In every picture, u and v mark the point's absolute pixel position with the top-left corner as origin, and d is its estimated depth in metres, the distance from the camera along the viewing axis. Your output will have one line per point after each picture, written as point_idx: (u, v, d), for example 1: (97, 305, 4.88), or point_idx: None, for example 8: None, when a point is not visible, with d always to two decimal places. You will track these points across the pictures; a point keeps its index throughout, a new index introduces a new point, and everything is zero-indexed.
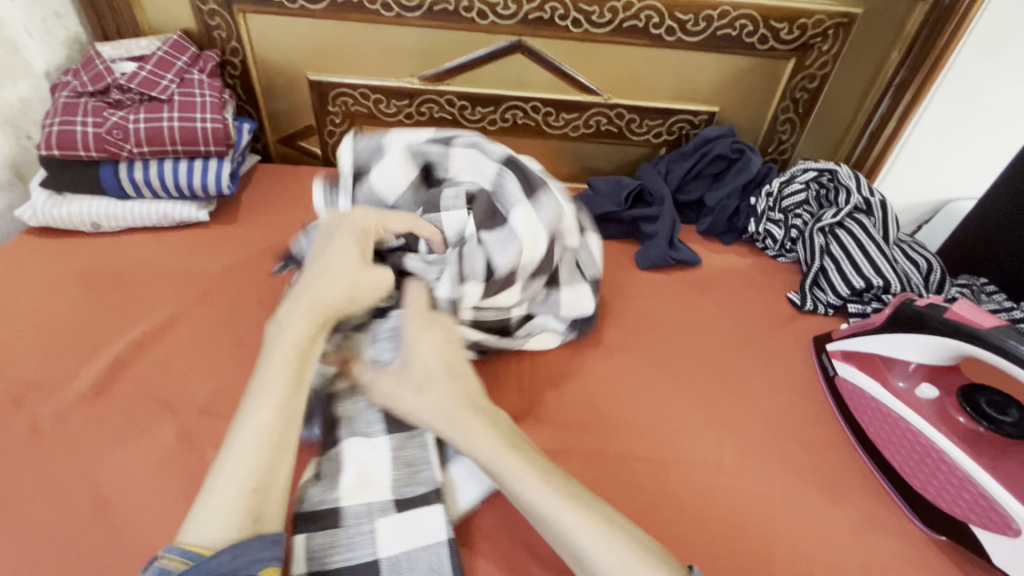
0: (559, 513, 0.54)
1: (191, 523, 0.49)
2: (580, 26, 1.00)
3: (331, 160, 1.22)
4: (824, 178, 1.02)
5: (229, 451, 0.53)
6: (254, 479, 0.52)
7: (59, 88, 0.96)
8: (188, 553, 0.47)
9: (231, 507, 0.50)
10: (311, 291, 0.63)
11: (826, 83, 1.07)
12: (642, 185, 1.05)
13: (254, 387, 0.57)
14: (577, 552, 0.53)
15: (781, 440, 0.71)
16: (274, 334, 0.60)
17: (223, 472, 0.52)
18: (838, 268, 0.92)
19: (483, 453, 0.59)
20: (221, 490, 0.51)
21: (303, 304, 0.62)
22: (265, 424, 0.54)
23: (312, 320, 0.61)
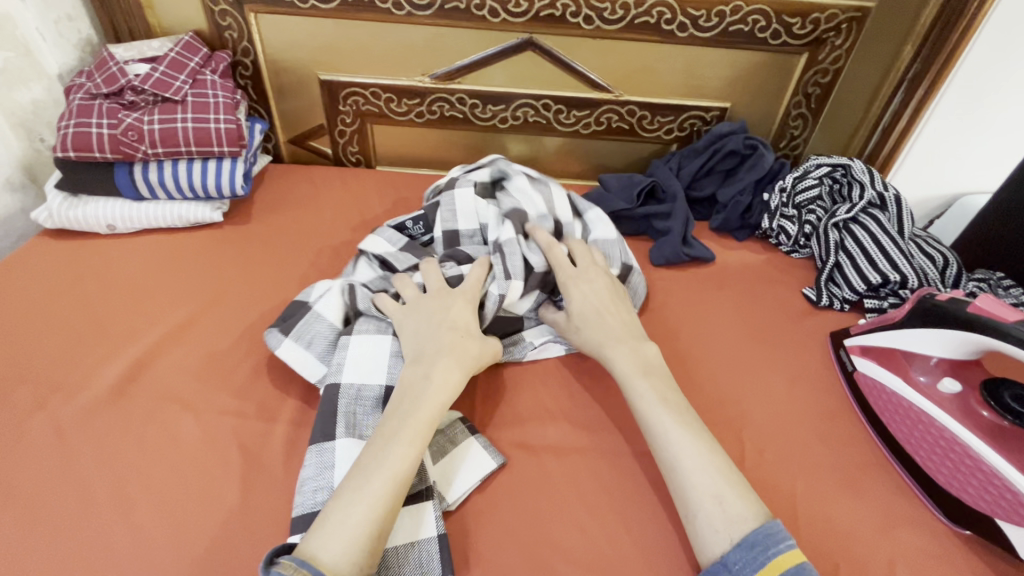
0: (684, 458, 0.58)
1: (318, 541, 0.50)
2: (591, 23, 1.00)
3: (342, 159, 1.22)
4: (837, 173, 1.02)
5: (367, 484, 0.54)
6: (378, 520, 0.52)
7: (73, 90, 0.96)
8: (316, 570, 0.47)
9: (355, 537, 0.50)
10: (445, 339, 0.67)
11: (838, 78, 1.06)
12: (654, 182, 1.05)
13: (396, 431, 0.58)
14: (688, 502, 0.55)
15: (801, 436, 0.71)
16: (419, 380, 0.63)
17: (356, 502, 0.53)
18: (853, 263, 0.92)
19: (622, 372, 0.67)
20: (347, 520, 0.51)
21: (448, 354, 0.65)
22: (403, 472, 0.55)
23: (455, 372, 0.64)
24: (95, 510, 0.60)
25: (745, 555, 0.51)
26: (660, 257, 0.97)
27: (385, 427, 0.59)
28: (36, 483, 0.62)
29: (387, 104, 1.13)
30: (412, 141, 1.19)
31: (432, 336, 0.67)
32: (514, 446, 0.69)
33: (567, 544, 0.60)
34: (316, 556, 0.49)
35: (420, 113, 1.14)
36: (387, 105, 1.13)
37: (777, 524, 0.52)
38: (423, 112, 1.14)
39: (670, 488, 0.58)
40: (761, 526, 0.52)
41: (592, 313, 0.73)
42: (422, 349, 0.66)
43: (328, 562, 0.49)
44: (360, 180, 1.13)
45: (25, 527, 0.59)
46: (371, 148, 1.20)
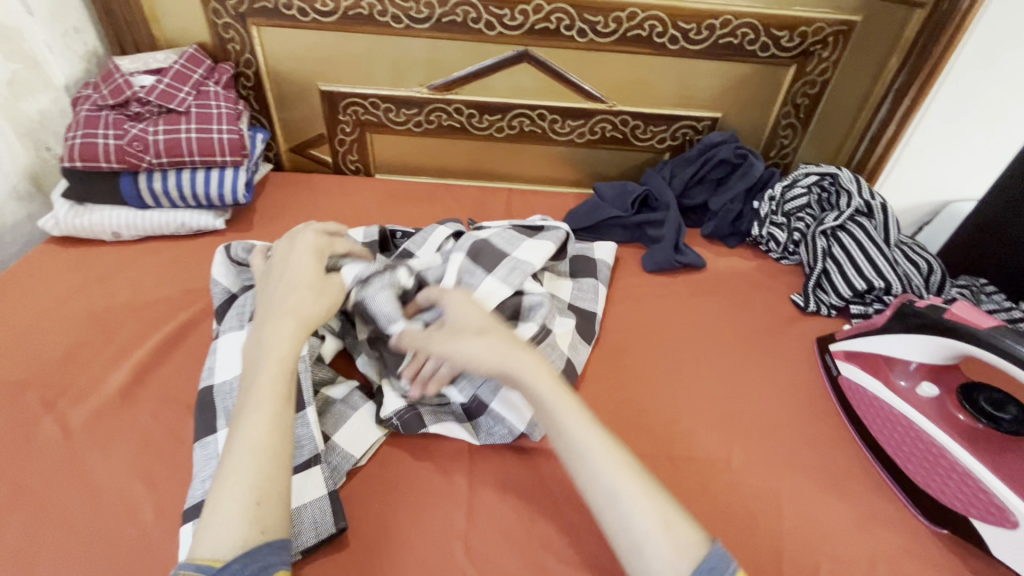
0: (603, 467, 0.53)
1: (201, 537, 0.48)
2: (585, 36, 1.03)
3: (341, 167, 1.25)
4: (825, 182, 1.05)
5: (230, 463, 0.51)
6: (259, 487, 0.50)
7: (80, 102, 0.98)
8: (202, 566, 0.45)
9: (236, 520, 0.48)
10: (277, 303, 0.63)
11: (826, 88, 1.09)
12: (647, 191, 1.07)
13: (246, 404, 0.55)
14: (609, 503, 0.52)
15: (787, 439, 0.73)
16: (256, 346, 0.60)
17: (225, 483, 0.50)
18: (840, 270, 0.94)
19: (529, 382, 0.57)
20: (222, 504, 0.49)
21: (285, 315, 0.62)
22: (262, 442, 0.53)
23: (287, 326, 0.61)
24: (102, 509, 0.62)
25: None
26: (652, 263, 0.99)
27: (241, 403, 0.56)
28: (44, 484, 0.64)
29: (386, 114, 1.15)
30: (410, 149, 1.22)
31: (274, 299, 0.64)
32: (507, 448, 0.71)
33: (558, 542, 0.62)
34: (200, 552, 0.47)
35: (418, 122, 1.16)
36: (386, 115, 1.16)
37: (720, 549, 0.50)
38: (421, 121, 1.16)
39: (599, 515, 0.52)
40: (704, 556, 0.49)
41: (485, 321, 0.62)
42: (265, 312, 0.63)
43: (209, 552, 0.46)
44: (360, 188, 1.16)
45: (35, 526, 0.61)
46: (370, 156, 1.23)
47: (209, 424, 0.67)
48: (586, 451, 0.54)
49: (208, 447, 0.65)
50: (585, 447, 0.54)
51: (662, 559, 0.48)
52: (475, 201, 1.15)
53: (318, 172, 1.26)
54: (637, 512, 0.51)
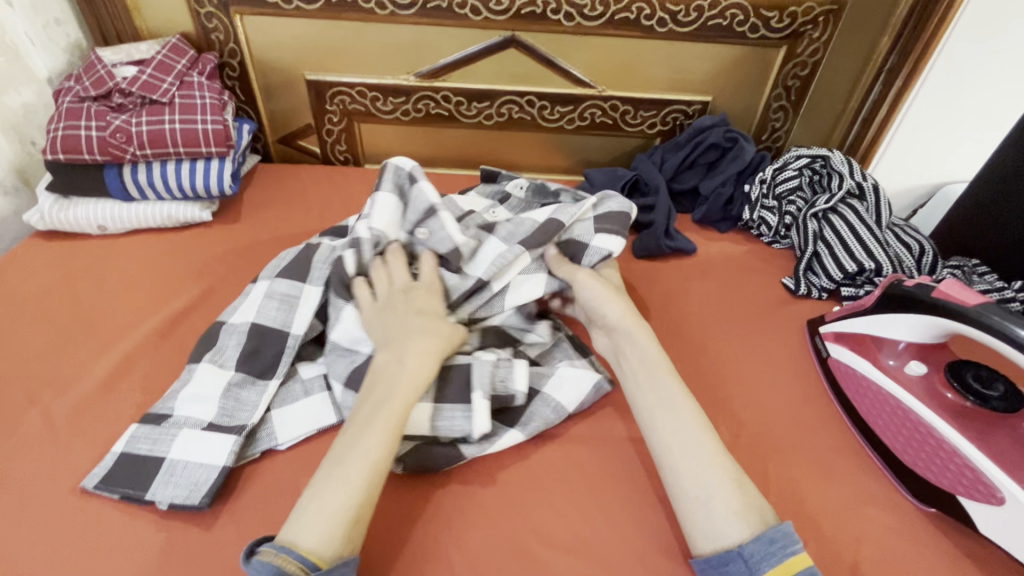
0: (693, 434, 0.61)
1: (296, 528, 0.52)
2: (572, 20, 1.02)
3: (330, 158, 1.24)
4: (817, 164, 1.04)
5: (344, 466, 0.56)
6: (354, 508, 0.54)
7: (62, 94, 0.97)
8: (304, 559, 0.50)
9: (334, 525, 0.52)
10: (403, 331, 0.67)
11: (818, 68, 1.07)
12: (637, 176, 1.07)
13: (371, 418, 0.60)
14: (694, 483, 0.58)
15: (776, 420, 0.73)
16: (394, 365, 0.64)
17: (332, 484, 0.55)
18: (831, 252, 0.93)
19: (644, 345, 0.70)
20: (327, 506, 0.53)
21: (422, 340, 0.66)
22: (381, 457, 0.57)
23: (432, 353, 0.66)
24: (89, 502, 0.62)
25: (762, 548, 0.53)
26: (641, 249, 0.99)
27: (359, 415, 0.61)
28: (30, 477, 0.64)
29: (373, 103, 1.14)
30: (399, 139, 1.21)
31: (400, 325, 0.67)
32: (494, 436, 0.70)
33: (545, 527, 0.62)
34: (294, 544, 0.51)
35: (406, 111, 1.15)
36: (373, 104, 1.14)
37: (788, 526, 0.55)
38: (409, 110, 1.15)
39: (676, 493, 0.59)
40: (768, 529, 0.54)
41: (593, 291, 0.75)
42: (396, 336, 0.67)
43: (306, 546, 0.51)
44: (349, 178, 1.15)
45: (20, 520, 0.60)
46: (359, 146, 1.22)
47: (205, 350, 0.73)
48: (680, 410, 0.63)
49: (187, 372, 0.71)
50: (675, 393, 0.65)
51: (735, 521, 0.55)
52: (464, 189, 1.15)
53: (306, 163, 1.25)
54: (719, 477, 0.58)
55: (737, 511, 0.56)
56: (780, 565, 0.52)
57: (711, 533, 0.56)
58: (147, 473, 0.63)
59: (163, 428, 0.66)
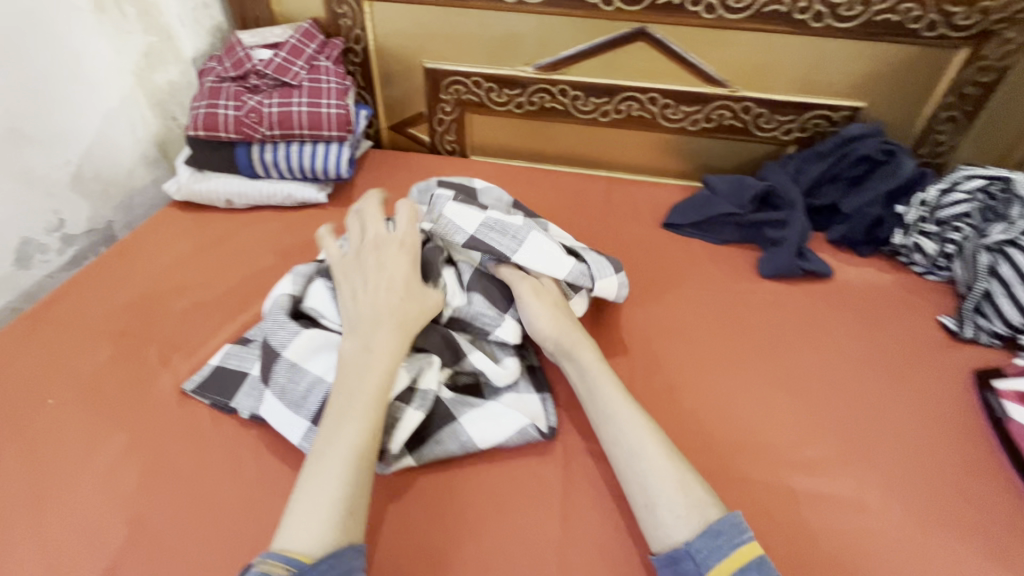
0: (630, 439, 0.58)
1: (286, 532, 0.50)
2: (713, 12, 0.93)
3: (438, 147, 1.24)
4: (993, 188, 0.88)
5: (321, 468, 0.54)
6: (344, 503, 0.52)
7: (205, 74, 1.03)
8: (290, 561, 0.48)
9: (329, 517, 0.51)
10: (367, 317, 0.65)
11: (1005, 77, 0.91)
12: (770, 186, 0.97)
13: (337, 411, 0.58)
14: (646, 481, 0.55)
15: (936, 484, 0.63)
16: (359, 353, 0.62)
17: (315, 483, 0.53)
18: (1009, 293, 0.79)
19: (584, 361, 0.66)
20: (316, 504, 0.52)
21: (386, 326, 0.64)
22: (361, 451, 0.56)
23: (394, 339, 0.63)
24: (205, 467, 0.64)
25: (709, 545, 0.51)
26: (770, 269, 0.90)
27: (332, 408, 0.59)
28: (157, 436, 0.67)
29: (488, 94, 1.12)
30: (509, 132, 1.17)
31: (370, 312, 0.65)
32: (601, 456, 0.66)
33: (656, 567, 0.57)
34: (284, 547, 0.49)
35: (519, 103, 1.12)
36: (487, 95, 1.12)
37: (737, 514, 0.53)
38: (523, 102, 1.11)
39: (625, 477, 0.57)
40: (719, 518, 0.53)
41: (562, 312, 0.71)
42: (359, 321, 0.65)
43: (294, 547, 0.49)
44: (456, 169, 1.14)
45: (148, 478, 0.63)
46: (467, 137, 1.20)
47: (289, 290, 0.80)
48: (632, 432, 0.59)
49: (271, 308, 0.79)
50: (607, 391, 0.63)
51: (682, 521, 0.53)
52: (572, 189, 1.10)
53: (414, 152, 1.26)
54: (667, 485, 0.55)
55: (686, 497, 0.54)
56: (729, 558, 0.50)
57: (655, 533, 0.54)
58: (233, 383, 0.70)
59: (250, 347, 0.74)
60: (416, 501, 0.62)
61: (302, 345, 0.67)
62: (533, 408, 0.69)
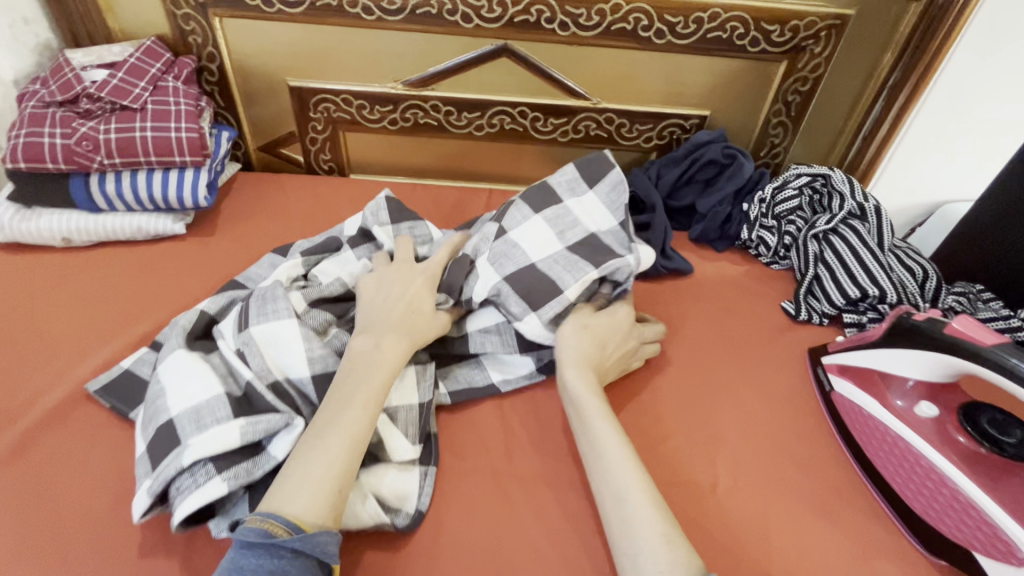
0: (621, 478, 0.57)
1: (280, 497, 0.51)
2: (567, 29, 0.98)
3: (314, 167, 1.19)
4: (818, 183, 1.00)
5: (324, 441, 0.55)
6: (334, 478, 0.53)
7: (25, 98, 0.91)
8: (290, 524, 0.49)
9: (319, 492, 0.52)
10: (382, 319, 0.68)
11: (817, 86, 1.04)
12: (633, 192, 1.03)
13: (343, 397, 0.59)
14: (626, 513, 0.54)
15: (775, 455, 0.70)
16: (369, 351, 0.64)
17: (315, 456, 0.54)
18: (833, 276, 0.90)
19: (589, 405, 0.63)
20: (311, 474, 0.53)
21: (397, 327, 0.67)
22: (360, 431, 0.57)
23: (402, 342, 0.65)
24: (30, 548, 0.57)
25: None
26: None
27: (337, 391, 0.60)
28: None
29: (359, 111, 1.09)
30: (386, 149, 1.16)
31: (387, 312, 0.68)
32: (476, 471, 0.67)
33: None
34: (287, 512, 0.50)
35: (393, 120, 1.11)
36: (359, 112, 1.10)
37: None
38: (396, 119, 1.10)
39: (607, 508, 0.56)
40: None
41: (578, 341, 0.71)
42: (375, 323, 0.67)
43: (300, 513, 0.50)
44: (332, 190, 1.10)
45: None
46: (344, 156, 1.17)
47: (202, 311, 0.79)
48: (619, 475, 0.57)
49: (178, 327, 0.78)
50: (587, 406, 0.63)
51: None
52: (453, 203, 1.10)
53: (289, 172, 1.20)
54: (651, 539, 0.52)
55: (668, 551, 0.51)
56: None
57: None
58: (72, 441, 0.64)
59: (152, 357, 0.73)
60: None
61: (172, 367, 0.65)
62: (407, 485, 0.63)
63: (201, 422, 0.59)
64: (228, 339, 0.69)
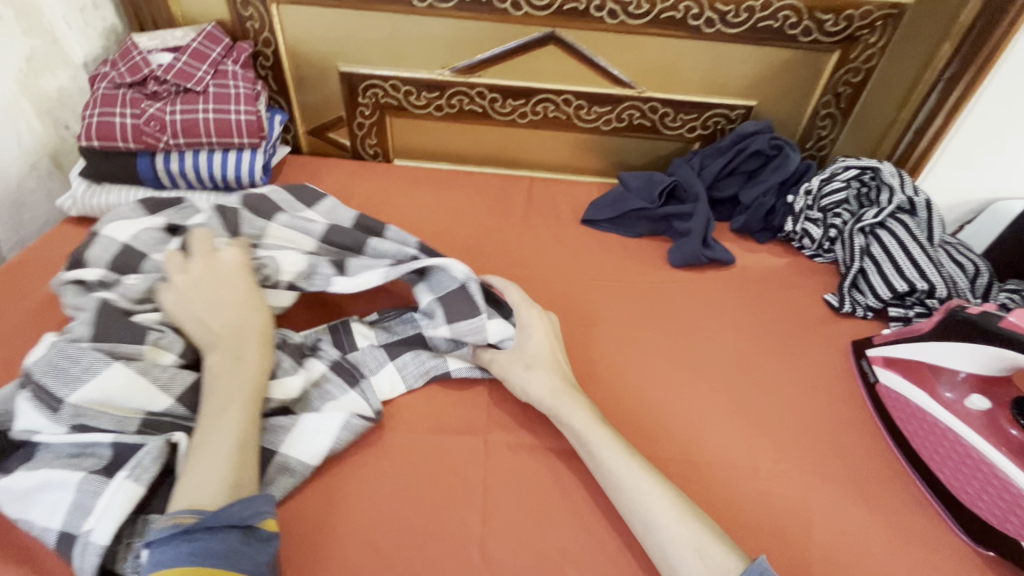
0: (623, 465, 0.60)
1: (186, 491, 0.52)
2: (616, 18, 0.98)
3: (359, 151, 1.22)
4: (866, 176, 0.99)
5: (210, 442, 0.56)
6: (230, 473, 0.54)
7: (98, 80, 0.96)
8: (197, 510, 0.50)
9: (223, 476, 0.54)
10: (225, 329, 0.65)
11: (871, 75, 1.03)
12: (676, 181, 1.04)
13: (212, 407, 0.59)
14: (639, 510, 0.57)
15: (816, 444, 0.70)
16: (229, 365, 0.62)
17: (200, 457, 0.55)
18: (879, 270, 0.89)
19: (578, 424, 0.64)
20: (210, 465, 0.54)
21: (251, 337, 0.65)
22: (244, 435, 0.58)
23: (263, 350, 0.65)
24: None
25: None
26: (679, 258, 0.96)
27: (211, 403, 0.59)
28: None
29: (406, 97, 1.12)
30: (430, 135, 1.18)
31: (240, 322, 0.66)
32: (521, 447, 0.69)
33: (576, 548, 0.61)
34: (190, 502, 0.51)
35: (439, 106, 1.13)
36: (406, 98, 1.12)
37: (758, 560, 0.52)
38: (442, 105, 1.12)
39: (612, 497, 0.59)
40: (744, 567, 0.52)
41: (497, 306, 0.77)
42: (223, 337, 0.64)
43: (199, 499, 0.51)
44: (377, 174, 1.13)
45: None
46: (389, 141, 1.19)
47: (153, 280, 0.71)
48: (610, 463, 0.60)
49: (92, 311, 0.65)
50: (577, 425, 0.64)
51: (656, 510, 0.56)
52: (495, 189, 1.12)
53: (336, 156, 1.24)
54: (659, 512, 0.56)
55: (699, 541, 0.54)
56: None
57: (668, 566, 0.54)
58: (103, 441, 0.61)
59: (53, 369, 0.59)
60: (333, 509, 0.62)
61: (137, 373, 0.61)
62: (350, 402, 0.68)
63: (143, 476, 0.55)
64: (140, 377, 0.61)
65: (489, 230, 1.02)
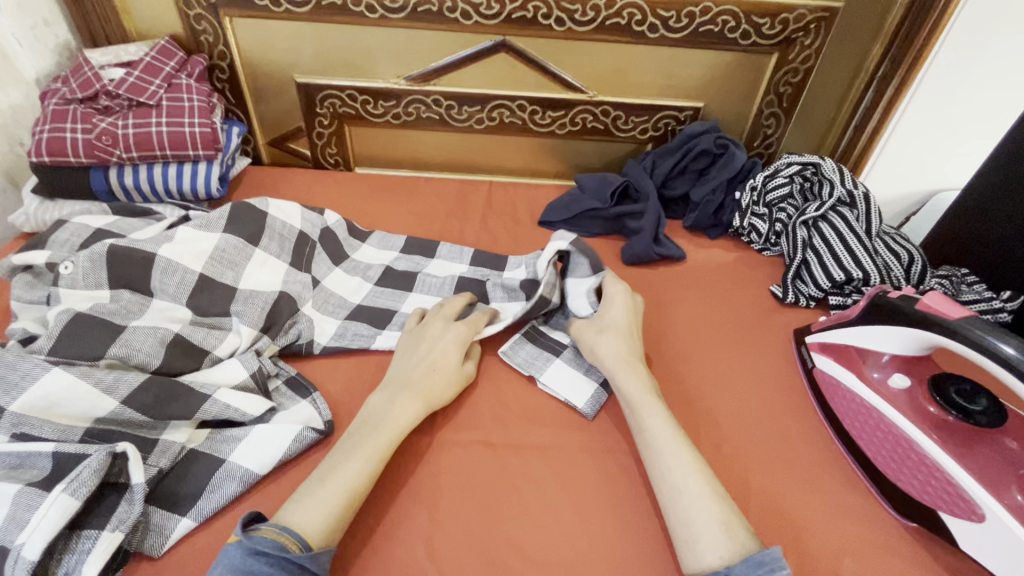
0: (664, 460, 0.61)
1: (293, 511, 0.55)
2: (563, 25, 1.01)
3: (321, 161, 1.24)
4: (807, 171, 1.04)
5: (338, 472, 0.59)
6: (328, 516, 0.55)
7: (48, 96, 0.96)
8: (296, 537, 0.53)
9: (326, 512, 0.55)
10: (401, 378, 0.69)
11: (809, 76, 1.07)
12: (627, 181, 1.07)
13: (353, 446, 0.61)
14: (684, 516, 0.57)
15: (757, 429, 0.73)
16: (383, 407, 0.66)
17: (316, 491, 0.57)
18: (820, 261, 0.93)
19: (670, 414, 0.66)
20: (321, 496, 0.56)
21: (413, 388, 0.68)
22: (358, 485, 0.58)
23: (414, 404, 0.66)
24: None
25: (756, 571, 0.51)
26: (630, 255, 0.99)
27: (348, 444, 0.62)
28: None
29: (364, 106, 1.14)
30: (389, 143, 1.20)
31: (404, 374, 0.70)
32: (471, 443, 0.70)
33: (523, 540, 0.62)
34: (295, 525, 0.54)
35: (396, 114, 1.15)
36: (363, 108, 1.14)
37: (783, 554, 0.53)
38: (399, 113, 1.14)
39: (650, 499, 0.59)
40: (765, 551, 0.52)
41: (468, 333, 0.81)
42: (392, 382, 0.69)
43: (303, 527, 0.54)
44: (337, 183, 1.14)
45: None
46: (349, 150, 1.21)
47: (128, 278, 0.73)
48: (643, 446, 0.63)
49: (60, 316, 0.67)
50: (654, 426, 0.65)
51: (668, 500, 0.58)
52: (454, 194, 1.14)
53: (297, 167, 1.25)
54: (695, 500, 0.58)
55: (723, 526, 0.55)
56: None
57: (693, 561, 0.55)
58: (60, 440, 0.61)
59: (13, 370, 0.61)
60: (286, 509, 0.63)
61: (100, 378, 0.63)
62: (303, 412, 0.69)
63: (80, 489, 0.54)
64: (80, 384, 0.62)
65: (447, 234, 1.04)
